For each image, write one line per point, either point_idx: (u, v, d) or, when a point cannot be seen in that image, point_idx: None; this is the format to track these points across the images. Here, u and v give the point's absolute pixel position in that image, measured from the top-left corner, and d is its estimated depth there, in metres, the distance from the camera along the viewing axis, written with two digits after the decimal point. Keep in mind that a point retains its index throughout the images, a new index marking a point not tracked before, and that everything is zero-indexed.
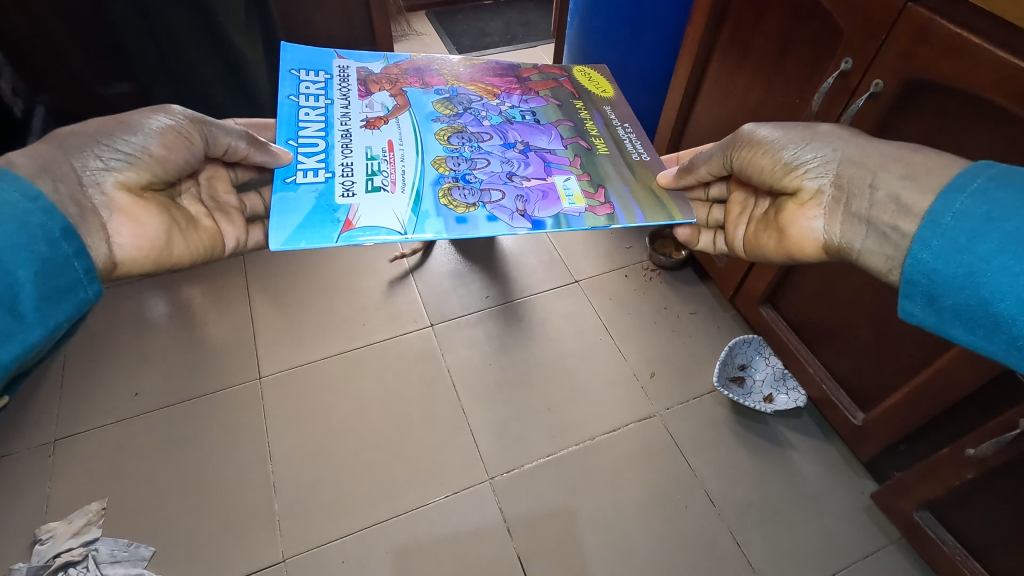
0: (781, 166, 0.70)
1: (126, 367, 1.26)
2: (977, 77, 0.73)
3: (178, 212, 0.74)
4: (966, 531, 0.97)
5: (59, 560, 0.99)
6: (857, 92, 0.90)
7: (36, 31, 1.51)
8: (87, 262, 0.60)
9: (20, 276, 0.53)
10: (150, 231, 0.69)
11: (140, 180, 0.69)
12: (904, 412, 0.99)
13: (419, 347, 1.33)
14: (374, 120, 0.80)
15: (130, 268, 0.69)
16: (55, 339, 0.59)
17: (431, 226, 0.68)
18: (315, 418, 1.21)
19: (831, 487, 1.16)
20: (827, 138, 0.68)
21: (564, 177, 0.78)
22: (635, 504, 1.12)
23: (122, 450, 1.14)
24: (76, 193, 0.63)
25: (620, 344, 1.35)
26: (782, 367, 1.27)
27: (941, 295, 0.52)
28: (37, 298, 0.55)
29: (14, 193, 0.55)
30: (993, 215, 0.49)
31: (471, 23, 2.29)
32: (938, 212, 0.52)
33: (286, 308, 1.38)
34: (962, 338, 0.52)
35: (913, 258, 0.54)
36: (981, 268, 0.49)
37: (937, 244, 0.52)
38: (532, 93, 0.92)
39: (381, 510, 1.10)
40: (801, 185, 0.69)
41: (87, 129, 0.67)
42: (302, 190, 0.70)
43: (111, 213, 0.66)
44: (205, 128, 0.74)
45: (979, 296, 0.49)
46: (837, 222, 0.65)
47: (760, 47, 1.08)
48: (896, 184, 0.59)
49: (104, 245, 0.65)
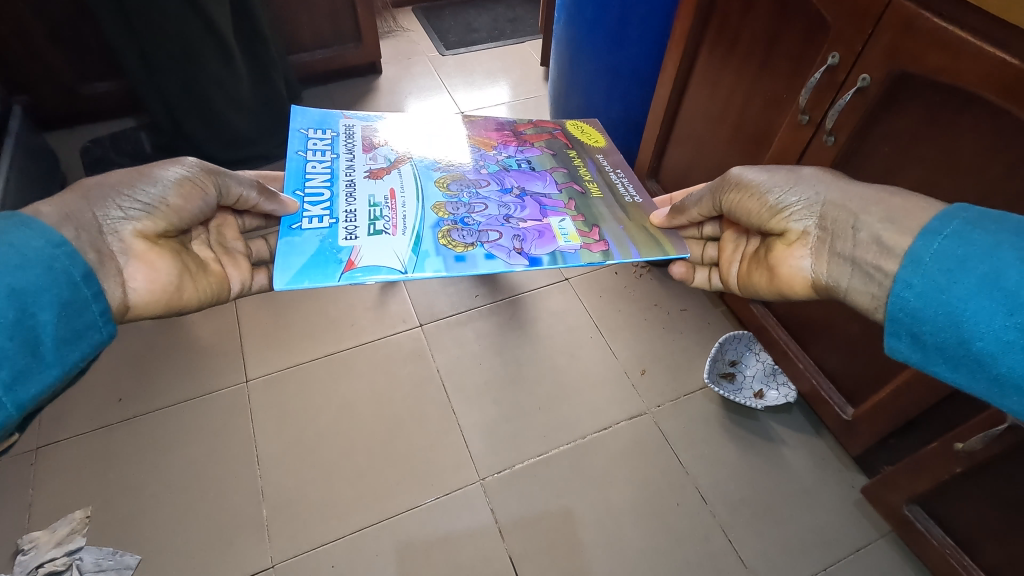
0: (765, 210, 0.70)
1: (110, 372, 1.24)
2: (963, 71, 0.73)
3: (189, 258, 0.73)
4: (955, 524, 0.98)
5: (43, 569, 0.98)
6: (845, 86, 0.89)
7: (13, 29, 1.48)
8: (104, 304, 0.60)
9: (43, 320, 0.54)
10: (164, 276, 0.69)
11: (156, 227, 0.69)
12: (893, 407, 1.00)
13: (409, 347, 1.31)
14: (377, 170, 0.80)
15: (140, 311, 0.68)
16: (70, 380, 0.59)
17: (431, 265, 0.67)
18: (303, 422, 1.19)
19: (822, 481, 1.16)
20: (810, 180, 0.68)
21: (561, 218, 0.78)
22: (627, 501, 1.12)
23: (106, 458, 1.12)
24: (96, 239, 0.63)
25: (610, 342, 1.34)
26: (771, 363, 1.27)
27: (927, 333, 0.51)
28: (57, 341, 0.56)
29: (38, 239, 0.56)
30: (969, 256, 0.49)
31: (458, 19, 2.27)
32: (918, 251, 0.52)
33: (273, 308, 1.37)
34: (947, 375, 0.51)
35: (895, 296, 0.53)
36: (959, 308, 0.48)
37: (918, 283, 0.51)
38: (528, 145, 0.91)
39: (371, 514, 1.09)
40: (786, 227, 0.69)
41: (110, 179, 0.67)
42: (307, 235, 0.70)
43: (127, 259, 0.66)
44: (219, 179, 0.74)
45: (961, 335, 0.48)
46: (823, 263, 0.65)
47: (747, 42, 1.08)
48: (876, 226, 0.59)
49: (118, 290, 0.65)
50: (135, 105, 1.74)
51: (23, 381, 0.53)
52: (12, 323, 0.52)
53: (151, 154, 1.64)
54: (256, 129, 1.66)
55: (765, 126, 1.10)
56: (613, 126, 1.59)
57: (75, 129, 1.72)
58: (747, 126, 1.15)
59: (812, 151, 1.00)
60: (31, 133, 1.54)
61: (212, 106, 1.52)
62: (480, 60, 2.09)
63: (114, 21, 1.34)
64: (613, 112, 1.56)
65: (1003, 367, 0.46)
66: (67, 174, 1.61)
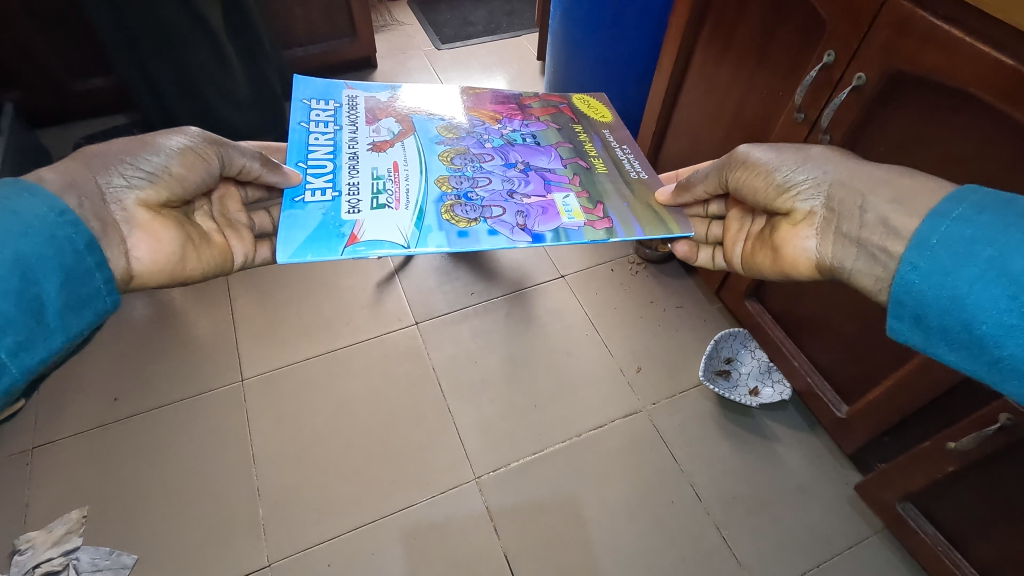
0: (772, 185, 0.70)
1: (106, 371, 1.24)
2: (960, 70, 0.72)
3: (193, 228, 0.73)
4: (947, 522, 0.98)
5: (40, 569, 0.98)
6: (841, 85, 0.88)
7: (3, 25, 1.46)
8: (107, 273, 0.60)
9: (46, 286, 0.54)
10: (168, 247, 0.68)
11: (158, 197, 0.68)
12: (887, 405, 1.00)
13: (404, 346, 1.31)
14: (381, 143, 0.79)
15: (143, 281, 0.68)
16: (73, 349, 0.59)
17: (434, 239, 0.67)
18: (299, 421, 1.19)
19: (816, 479, 1.16)
20: (818, 160, 0.68)
21: (564, 194, 0.77)
22: (622, 499, 1.12)
23: (102, 457, 1.13)
24: (99, 209, 0.63)
25: (606, 339, 1.35)
26: (767, 361, 1.28)
27: (928, 314, 0.51)
28: (61, 307, 0.55)
29: (42, 206, 0.56)
30: (978, 239, 0.48)
31: (454, 12, 2.25)
32: (924, 233, 0.52)
33: (268, 306, 1.37)
34: (949, 358, 0.51)
35: (900, 278, 0.53)
36: (964, 291, 0.48)
37: (923, 265, 0.51)
38: (533, 118, 0.90)
39: (366, 513, 1.09)
40: (792, 207, 0.68)
41: (113, 149, 0.66)
42: (310, 209, 0.70)
43: (131, 228, 0.65)
44: (222, 149, 0.73)
45: (962, 316, 0.49)
46: (828, 243, 0.65)
47: (743, 39, 1.07)
48: (883, 208, 0.59)
49: (121, 258, 0.65)
50: (129, 101, 1.73)
51: (28, 349, 0.52)
52: (16, 288, 0.51)
53: None
54: (252, 125, 1.64)
55: (761, 123, 1.10)
56: None
57: (68, 126, 1.71)
58: (743, 123, 1.14)
59: None
60: (23, 129, 1.52)
61: (205, 102, 1.51)
62: (476, 55, 2.07)
63: (104, 16, 1.32)
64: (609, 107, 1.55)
65: (1005, 351, 0.46)
66: None
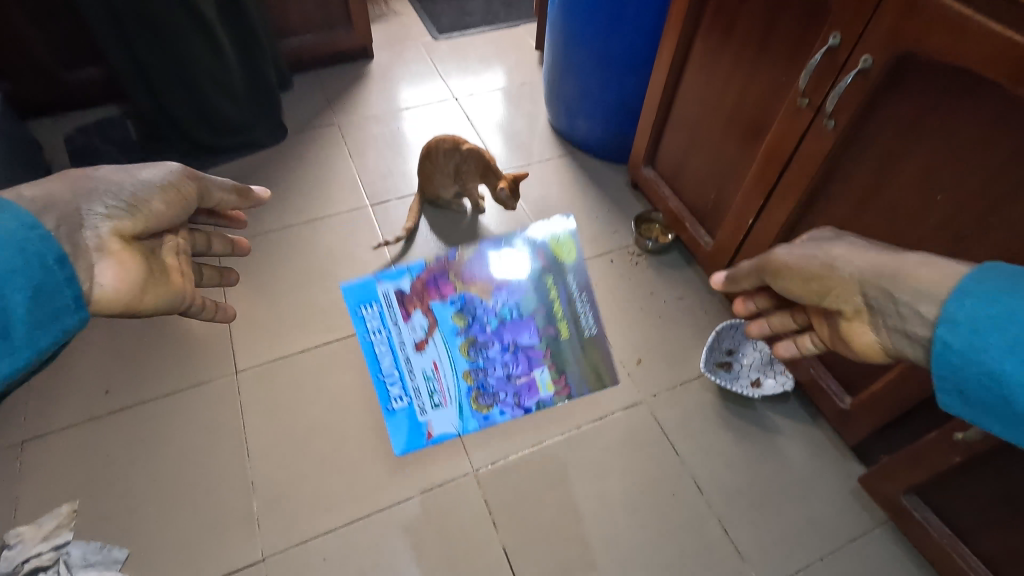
0: (805, 281, 0.76)
1: (97, 364, 1.22)
2: (967, 51, 0.72)
3: (155, 262, 0.80)
4: (953, 514, 0.97)
5: (28, 566, 0.97)
6: (846, 68, 0.87)
7: None
8: (76, 291, 0.64)
9: (13, 306, 0.58)
10: (133, 275, 0.75)
11: (131, 227, 0.76)
12: (893, 396, 0.99)
13: (401, 338, 1.29)
14: None
15: (102, 307, 0.73)
16: (37, 362, 0.63)
17: None
18: (294, 414, 1.17)
19: (818, 471, 1.15)
20: (846, 258, 0.71)
21: None
22: (622, 493, 1.11)
23: (93, 451, 1.11)
24: (75, 236, 0.68)
25: (606, 331, 1.33)
26: (769, 352, 1.26)
27: (969, 390, 0.56)
28: (30, 325, 0.60)
29: (12, 221, 0.60)
30: (1000, 318, 0.53)
31: (452, 3, 2.23)
32: (950, 313, 0.57)
33: (263, 297, 1.35)
34: (993, 426, 0.56)
35: (936, 358, 0.58)
36: (999, 367, 0.53)
37: (956, 345, 0.56)
38: None
39: (363, 506, 1.07)
40: (840, 307, 0.71)
41: (100, 176, 0.76)
42: None
43: (100, 255, 0.72)
44: (183, 187, 0.87)
45: (1002, 394, 0.53)
46: (883, 336, 0.66)
47: (746, 24, 1.05)
48: (914, 301, 0.61)
49: (90, 282, 0.70)
50: (121, 91, 1.70)
51: None
52: None
53: (137, 141, 1.62)
54: (247, 115, 1.61)
55: (763, 111, 1.08)
56: (609, 111, 1.56)
57: (59, 116, 1.68)
58: (744, 111, 1.13)
59: (811, 136, 0.97)
60: (14, 118, 1.49)
61: (199, 91, 1.48)
62: (474, 45, 2.05)
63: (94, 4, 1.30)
64: (608, 97, 1.53)
65: None
66: (51, 162, 1.57)
